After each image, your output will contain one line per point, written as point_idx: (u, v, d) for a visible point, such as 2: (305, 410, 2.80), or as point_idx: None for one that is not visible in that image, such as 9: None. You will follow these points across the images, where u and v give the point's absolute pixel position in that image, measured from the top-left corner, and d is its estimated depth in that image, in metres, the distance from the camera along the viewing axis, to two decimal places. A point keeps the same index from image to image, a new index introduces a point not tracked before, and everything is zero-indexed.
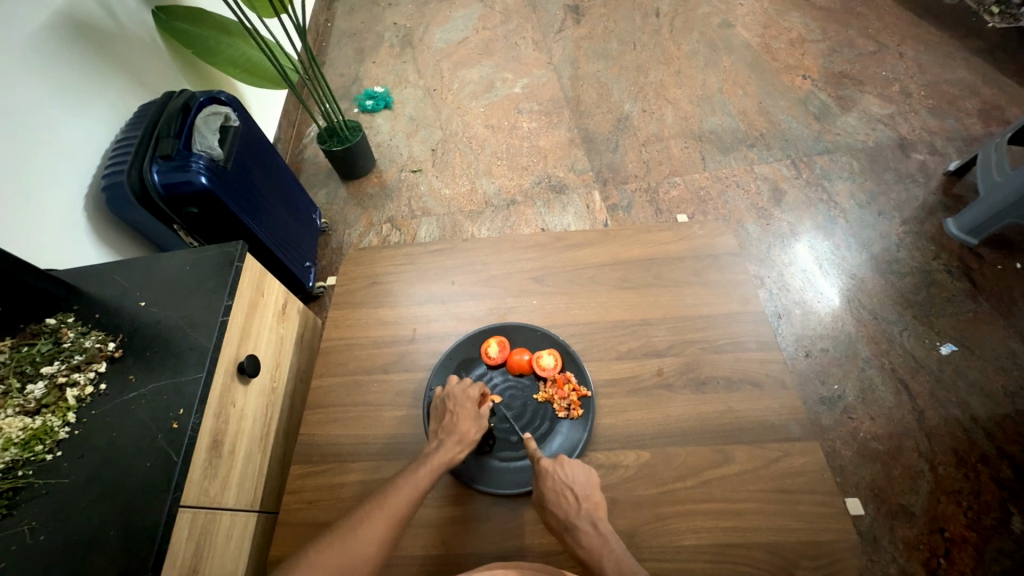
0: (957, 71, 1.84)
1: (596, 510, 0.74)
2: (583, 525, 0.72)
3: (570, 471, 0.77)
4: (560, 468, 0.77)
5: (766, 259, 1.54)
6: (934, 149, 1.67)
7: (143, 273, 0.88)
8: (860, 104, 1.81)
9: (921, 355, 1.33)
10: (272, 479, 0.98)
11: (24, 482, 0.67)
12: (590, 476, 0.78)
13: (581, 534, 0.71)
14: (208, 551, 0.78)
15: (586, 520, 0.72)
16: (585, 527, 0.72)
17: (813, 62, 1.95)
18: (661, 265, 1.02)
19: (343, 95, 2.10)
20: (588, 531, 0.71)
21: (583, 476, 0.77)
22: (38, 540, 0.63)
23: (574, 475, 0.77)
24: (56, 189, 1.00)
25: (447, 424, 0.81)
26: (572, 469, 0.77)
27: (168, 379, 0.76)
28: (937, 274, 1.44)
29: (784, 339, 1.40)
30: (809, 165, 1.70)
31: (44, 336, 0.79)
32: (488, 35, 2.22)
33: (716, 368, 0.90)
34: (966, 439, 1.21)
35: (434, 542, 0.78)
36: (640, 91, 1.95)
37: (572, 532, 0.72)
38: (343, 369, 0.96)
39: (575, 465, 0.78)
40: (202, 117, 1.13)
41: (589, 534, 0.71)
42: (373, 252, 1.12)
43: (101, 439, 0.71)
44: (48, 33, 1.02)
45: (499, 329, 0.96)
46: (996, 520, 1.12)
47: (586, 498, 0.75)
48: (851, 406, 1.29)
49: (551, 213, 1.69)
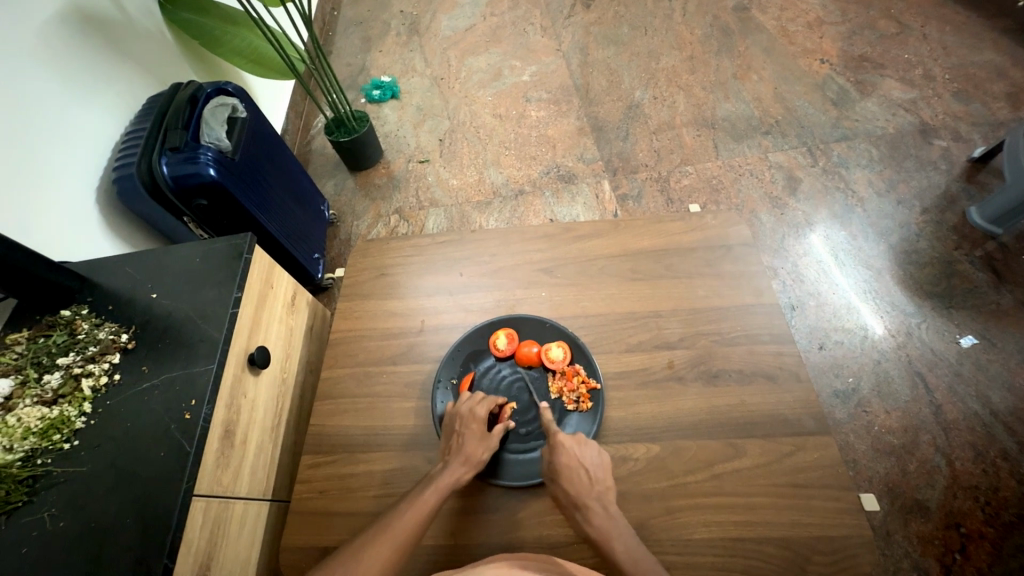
0: (984, 53, 1.77)
1: (607, 493, 0.75)
2: (592, 504, 0.73)
3: (584, 452, 0.79)
4: (576, 446, 0.79)
5: (779, 249, 1.51)
6: (958, 135, 1.61)
7: (156, 264, 0.89)
8: (880, 88, 1.75)
9: (940, 348, 1.30)
10: (284, 468, 0.99)
11: (43, 470, 0.69)
12: (603, 460, 0.79)
13: (592, 514, 0.72)
14: (222, 540, 0.79)
15: (596, 501, 0.74)
16: (595, 507, 0.73)
17: (831, 45, 1.89)
18: (672, 255, 1.00)
19: (350, 84, 2.09)
20: (598, 511, 0.73)
21: (598, 457, 0.78)
22: (57, 527, 0.65)
23: (588, 456, 0.78)
24: (68, 182, 1.01)
25: (453, 448, 0.80)
26: (587, 450, 0.79)
27: (180, 370, 0.77)
28: (959, 264, 1.40)
29: (798, 331, 1.38)
30: (826, 152, 1.65)
31: (59, 327, 0.80)
32: (496, 22, 2.19)
33: (728, 361, 0.89)
34: (985, 434, 1.19)
35: (446, 532, 0.79)
36: (651, 78, 1.90)
37: (582, 510, 0.73)
38: (352, 360, 0.96)
39: (590, 446, 0.80)
40: (210, 109, 1.13)
41: (599, 514, 0.72)
42: (381, 243, 1.11)
43: (116, 428, 0.72)
44: (57, 25, 1.02)
45: (506, 321, 0.96)
46: (1015, 515, 1.10)
47: (598, 480, 0.76)
48: (866, 399, 1.27)
49: (559, 204, 1.67)
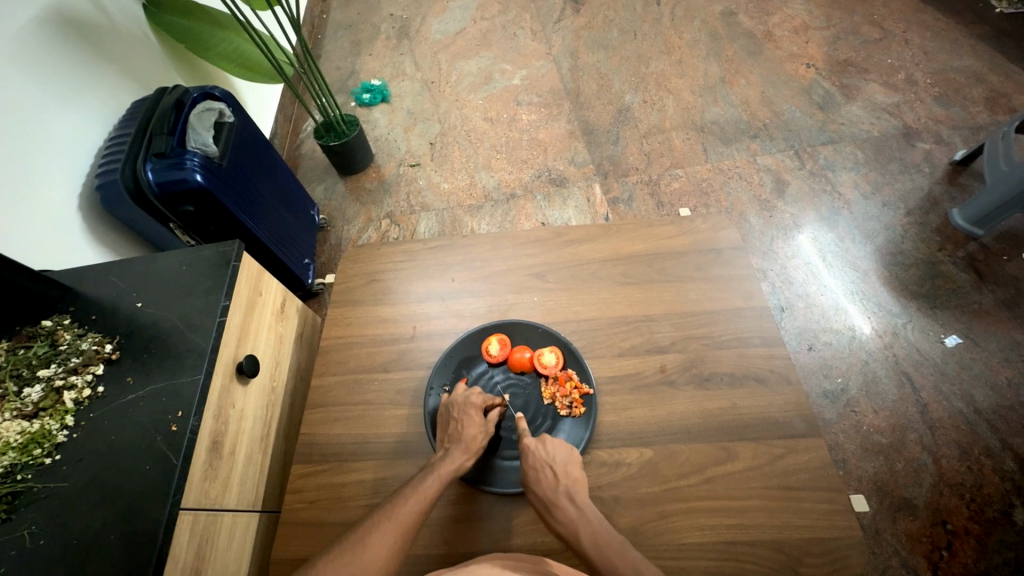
0: (964, 59, 1.80)
1: (574, 485, 0.75)
2: (560, 501, 0.73)
3: (549, 449, 0.78)
4: (541, 446, 0.79)
5: (768, 251, 1.53)
6: (940, 138, 1.65)
7: (141, 273, 0.87)
8: (865, 92, 1.78)
9: (926, 348, 1.32)
10: (273, 479, 0.98)
11: (23, 486, 0.67)
12: (571, 453, 0.79)
13: (560, 511, 0.72)
14: (210, 553, 0.78)
15: (563, 496, 0.73)
16: (561, 502, 0.72)
17: (816, 49, 1.91)
18: (663, 259, 1.01)
19: (339, 88, 2.08)
20: (565, 507, 0.72)
21: (564, 452, 0.78)
22: (37, 544, 0.63)
23: (554, 452, 0.78)
24: (50, 189, 0.99)
25: (453, 434, 0.80)
26: (552, 446, 0.79)
27: (166, 381, 0.75)
28: (942, 265, 1.43)
29: (787, 332, 1.39)
30: (812, 155, 1.67)
31: (40, 338, 0.78)
32: (485, 25, 2.19)
33: (719, 364, 0.89)
34: (969, 431, 1.21)
35: (439, 540, 0.78)
36: (640, 81, 1.92)
37: (551, 509, 0.73)
38: (342, 368, 0.95)
39: (555, 442, 0.79)
40: (196, 114, 1.12)
41: (566, 510, 0.72)
42: (371, 249, 1.10)
43: (101, 441, 0.71)
44: (37, 28, 1.00)
45: (499, 327, 0.96)
46: (999, 512, 1.12)
47: (565, 475, 0.76)
48: (855, 399, 1.28)
49: (551, 207, 1.68)
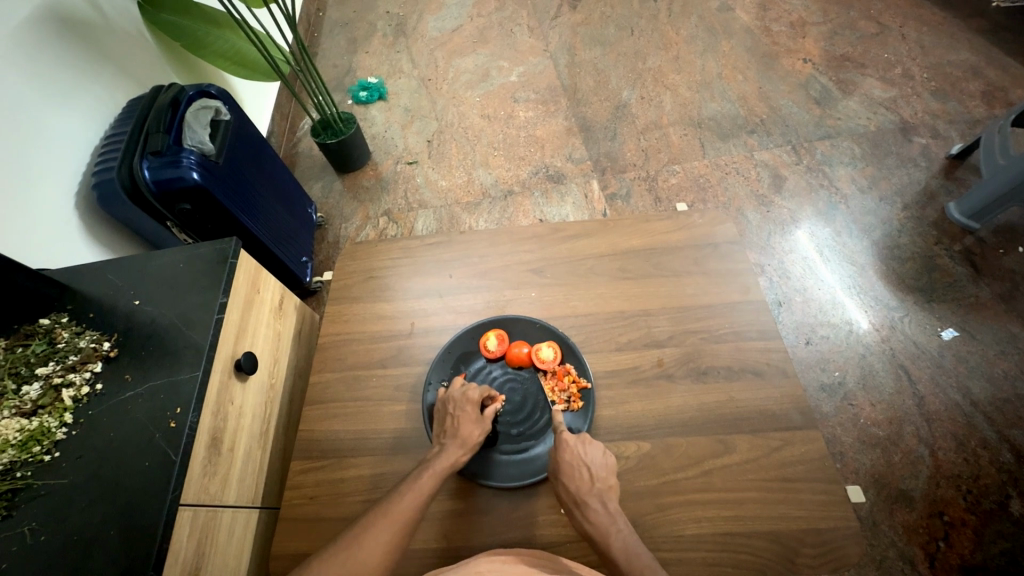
0: (960, 53, 1.80)
1: (608, 492, 0.75)
2: (593, 502, 0.73)
3: (589, 451, 0.78)
4: (580, 445, 0.78)
5: (766, 246, 1.53)
6: (937, 132, 1.65)
7: (138, 271, 0.87)
8: (861, 87, 1.78)
9: (923, 342, 1.32)
10: (273, 475, 0.98)
11: (22, 483, 0.67)
12: (608, 459, 0.78)
13: (591, 511, 0.73)
14: (209, 549, 0.78)
15: (597, 499, 0.73)
16: (595, 505, 0.73)
17: (813, 44, 1.91)
18: (660, 254, 1.01)
19: (336, 86, 2.08)
20: (597, 509, 0.73)
21: (602, 458, 0.78)
22: (37, 541, 0.63)
23: (593, 455, 0.77)
24: (47, 188, 0.99)
25: (449, 428, 0.80)
26: (591, 450, 0.78)
27: (164, 378, 0.76)
28: (939, 259, 1.43)
29: (785, 327, 1.40)
30: (810, 150, 1.68)
31: (38, 336, 0.78)
32: (482, 22, 2.19)
33: (716, 358, 0.90)
34: (966, 423, 1.21)
35: (438, 534, 0.79)
36: (637, 77, 1.92)
37: (581, 507, 0.73)
38: (340, 365, 0.96)
39: (595, 446, 0.79)
40: (192, 112, 1.12)
41: (599, 512, 0.72)
42: (370, 246, 1.11)
43: (99, 438, 0.71)
44: (32, 27, 1.00)
45: (497, 322, 0.96)
46: (996, 503, 1.12)
47: (600, 479, 0.75)
48: (851, 392, 1.29)
49: (549, 204, 1.68)
